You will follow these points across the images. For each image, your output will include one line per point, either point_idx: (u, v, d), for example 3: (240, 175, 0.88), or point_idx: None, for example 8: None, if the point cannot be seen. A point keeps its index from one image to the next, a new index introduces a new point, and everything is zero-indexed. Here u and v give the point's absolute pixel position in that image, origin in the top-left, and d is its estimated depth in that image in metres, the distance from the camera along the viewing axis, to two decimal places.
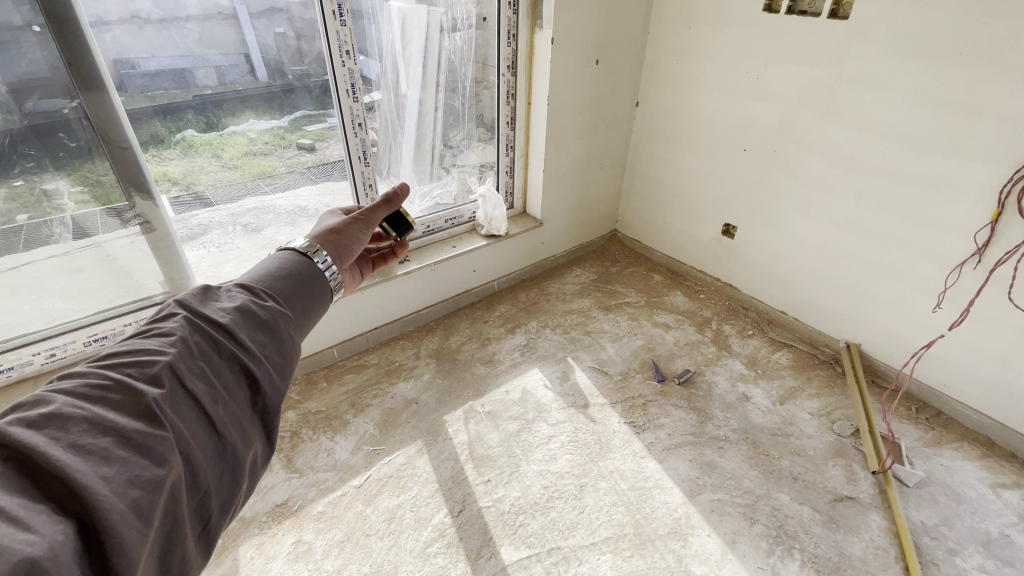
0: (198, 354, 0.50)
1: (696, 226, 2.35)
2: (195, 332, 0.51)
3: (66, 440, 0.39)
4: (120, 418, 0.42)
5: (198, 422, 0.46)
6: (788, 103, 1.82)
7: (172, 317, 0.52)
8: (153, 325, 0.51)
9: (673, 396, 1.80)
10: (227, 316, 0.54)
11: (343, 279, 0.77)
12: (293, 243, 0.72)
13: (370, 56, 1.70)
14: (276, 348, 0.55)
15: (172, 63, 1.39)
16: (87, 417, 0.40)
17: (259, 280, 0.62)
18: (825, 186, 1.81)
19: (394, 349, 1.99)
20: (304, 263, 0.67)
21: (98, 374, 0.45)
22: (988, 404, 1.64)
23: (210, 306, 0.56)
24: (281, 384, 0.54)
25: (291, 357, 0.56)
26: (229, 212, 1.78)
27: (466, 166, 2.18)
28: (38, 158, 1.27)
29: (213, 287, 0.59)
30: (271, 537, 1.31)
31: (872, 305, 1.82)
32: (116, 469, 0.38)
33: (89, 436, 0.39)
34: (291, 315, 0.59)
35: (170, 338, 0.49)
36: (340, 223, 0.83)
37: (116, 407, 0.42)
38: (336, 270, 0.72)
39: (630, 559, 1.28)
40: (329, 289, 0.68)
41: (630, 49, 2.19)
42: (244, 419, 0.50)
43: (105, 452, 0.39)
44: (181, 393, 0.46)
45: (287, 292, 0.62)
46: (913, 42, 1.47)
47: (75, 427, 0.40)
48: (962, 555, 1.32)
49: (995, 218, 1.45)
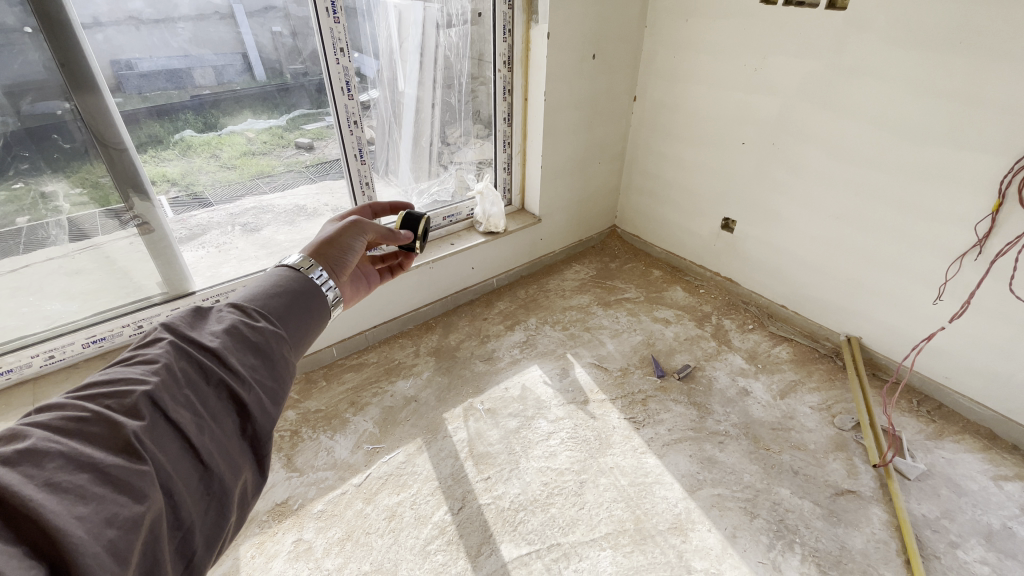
0: (183, 381, 0.49)
1: (696, 220, 2.34)
2: (181, 357, 0.51)
3: (41, 478, 0.38)
4: (99, 453, 0.41)
5: (180, 453, 0.45)
6: (788, 95, 1.80)
7: (158, 343, 0.52)
8: (138, 351, 0.51)
9: (673, 392, 1.79)
10: (217, 340, 0.54)
11: (342, 293, 0.78)
12: (287, 258, 0.72)
13: (366, 53, 1.70)
14: (267, 372, 0.55)
15: (166, 63, 1.38)
16: (63, 452, 0.40)
17: (253, 298, 0.62)
18: (824, 178, 1.80)
19: (393, 347, 1.99)
20: (300, 280, 0.67)
21: (77, 406, 0.44)
22: (990, 396, 1.63)
23: (199, 329, 0.55)
24: (272, 410, 0.54)
25: (284, 381, 0.56)
26: (228, 212, 1.75)
27: (464, 162, 2.19)
28: (33, 160, 1.26)
29: (204, 308, 0.59)
30: (271, 536, 1.31)
31: (874, 297, 1.81)
32: (92, 508, 0.38)
33: (65, 472, 0.39)
34: (284, 335, 0.59)
35: (154, 366, 0.49)
36: (334, 232, 0.82)
37: (95, 441, 0.42)
38: (333, 286, 0.72)
39: (630, 554, 1.28)
40: (326, 306, 0.69)
41: (627, 43, 2.17)
42: (232, 447, 0.50)
43: (81, 489, 0.38)
44: (162, 423, 0.45)
45: (282, 311, 0.62)
46: (913, 32, 1.45)
47: (51, 463, 0.39)
48: (963, 548, 1.32)
49: (995, 209, 1.44)
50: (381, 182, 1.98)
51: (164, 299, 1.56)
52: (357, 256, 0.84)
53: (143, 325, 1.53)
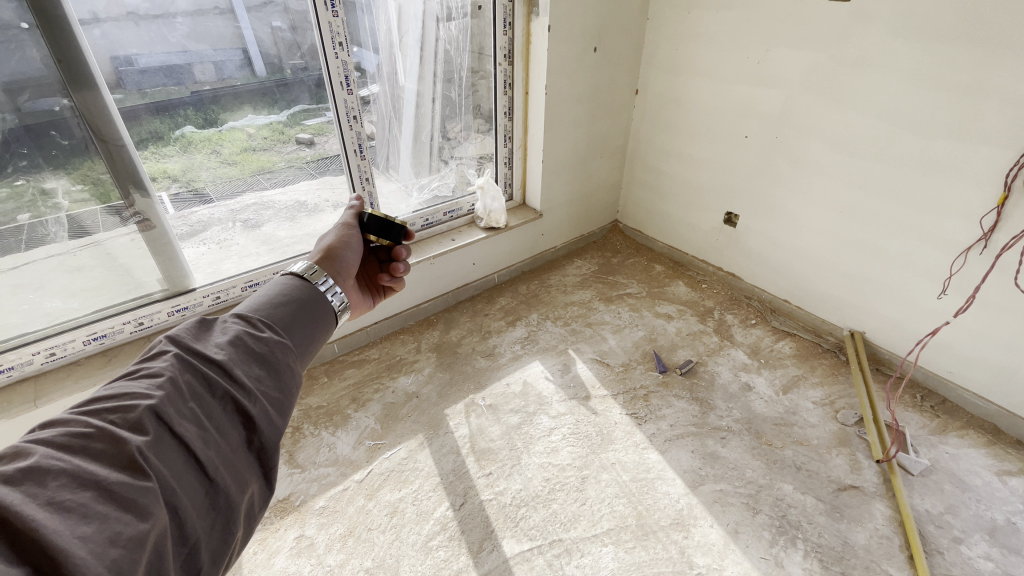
0: (188, 394, 0.49)
1: (698, 215, 2.32)
2: (186, 370, 0.50)
3: (44, 497, 0.37)
4: (102, 470, 0.41)
5: (186, 468, 0.45)
6: (792, 88, 1.78)
7: (162, 355, 0.52)
8: (142, 364, 0.50)
9: (674, 387, 1.79)
10: (222, 352, 0.53)
11: (347, 298, 0.77)
12: (292, 265, 0.71)
13: (365, 47, 1.68)
14: (273, 383, 0.55)
15: (165, 59, 1.37)
16: (66, 470, 0.39)
17: (258, 308, 0.62)
18: (829, 173, 1.79)
19: (394, 343, 1.98)
20: (305, 288, 0.67)
21: (80, 422, 0.44)
22: (995, 391, 1.62)
23: (204, 340, 0.55)
24: (277, 421, 0.53)
25: (289, 392, 0.56)
26: (229, 208, 1.75)
27: (464, 157, 2.18)
28: (32, 157, 1.25)
29: (208, 319, 0.58)
30: (273, 532, 1.32)
31: (879, 293, 1.80)
32: (95, 527, 0.37)
33: (68, 491, 0.38)
34: (289, 345, 0.59)
35: (159, 379, 0.48)
36: (334, 239, 0.85)
37: (97, 457, 0.41)
38: (339, 293, 0.72)
39: (632, 550, 1.28)
40: (332, 314, 0.68)
41: (629, 36, 2.15)
42: (238, 461, 0.49)
43: (84, 509, 0.38)
44: (167, 437, 0.45)
45: (287, 320, 0.62)
46: (918, 23, 1.43)
47: (53, 481, 0.38)
48: (967, 543, 1.31)
49: (1001, 202, 1.42)
50: (381, 178, 1.96)
51: (165, 296, 1.56)
52: (357, 256, 0.85)
53: (144, 322, 1.52)
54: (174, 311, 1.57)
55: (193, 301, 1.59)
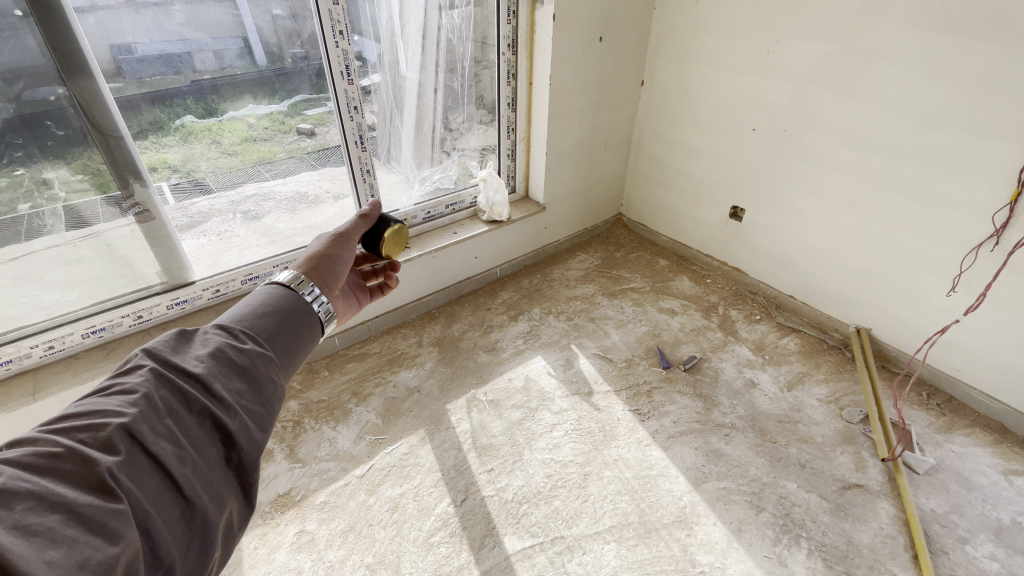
0: (164, 411, 0.47)
1: (703, 209, 2.30)
2: (162, 386, 0.49)
3: (10, 521, 0.36)
4: (71, 492, 0.39)
5: (160, 488, 0.43)
6: (801, 79, 1.74)
7: (138, 371, 0.50)
8: (116, 380, 0.48)
9: (678, 383, 1.77)
10: (201, 365, 0.52)
11: (334, 307, 0.75)
12: (277, 275, 0.70)
13: (366, 36, 1.64)
14: (254, 397, 0.53)
15: (163, 47, 1.33)
16: (34, 492, 0.38)
17: (241, 319, 0.60)
18: (837, 167, 1.75)
19: (396, 337, 1.97)
20: (290, 298, 0.65)
21: (50, 441, 0.42)
22: (1002, 390, 1.60)
23: (183, 353, 0.53)
24: (258, 437, 0.52)
25: (271, 406, 0.54)
26: (229, 199, 1.70)
27: (466, 149, 2.14)
28: (27, 148, 1.23)
29: (189, 330, 0.57)
30: (274, 527, 1.31)
31: (885, 289, 1.77)
32: (62, 552, 0.36)
33: (35, 514, 0.37)
34: (272, 357, 0.58)
35: (133, 396, 0.46)
36: (324, 245, 0.81)
37: (67, 479, 0.40)
38: (326, 302, 0.70)
39: (634, 547, 1.27)
40: (318, 324, 0.67)
41: (635, 25, 2.10)
42: (216, 478, 0.48)
43: (52, 533, 0.36)
44: (140, 457, 0.43)
45: (270, 331, 0.61)
46: (934, 14, 1.39)
47: (21, 504, 0.37)
48: (972, 543, 1.30)
49: (1015, 198, 1.39)
50: (382, 170, 1.93)
51: (163, 288, 1.55)
52: (347, 267, 0.82)
53: (143, 316, 1.52)
54: (172, 304, 1.56)
55: (192, 294, 1.59)
